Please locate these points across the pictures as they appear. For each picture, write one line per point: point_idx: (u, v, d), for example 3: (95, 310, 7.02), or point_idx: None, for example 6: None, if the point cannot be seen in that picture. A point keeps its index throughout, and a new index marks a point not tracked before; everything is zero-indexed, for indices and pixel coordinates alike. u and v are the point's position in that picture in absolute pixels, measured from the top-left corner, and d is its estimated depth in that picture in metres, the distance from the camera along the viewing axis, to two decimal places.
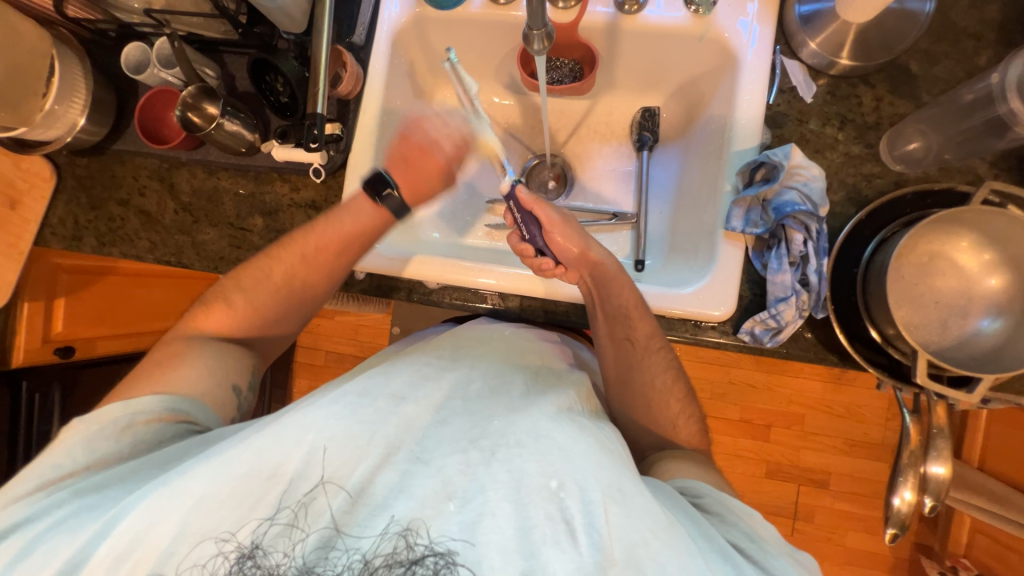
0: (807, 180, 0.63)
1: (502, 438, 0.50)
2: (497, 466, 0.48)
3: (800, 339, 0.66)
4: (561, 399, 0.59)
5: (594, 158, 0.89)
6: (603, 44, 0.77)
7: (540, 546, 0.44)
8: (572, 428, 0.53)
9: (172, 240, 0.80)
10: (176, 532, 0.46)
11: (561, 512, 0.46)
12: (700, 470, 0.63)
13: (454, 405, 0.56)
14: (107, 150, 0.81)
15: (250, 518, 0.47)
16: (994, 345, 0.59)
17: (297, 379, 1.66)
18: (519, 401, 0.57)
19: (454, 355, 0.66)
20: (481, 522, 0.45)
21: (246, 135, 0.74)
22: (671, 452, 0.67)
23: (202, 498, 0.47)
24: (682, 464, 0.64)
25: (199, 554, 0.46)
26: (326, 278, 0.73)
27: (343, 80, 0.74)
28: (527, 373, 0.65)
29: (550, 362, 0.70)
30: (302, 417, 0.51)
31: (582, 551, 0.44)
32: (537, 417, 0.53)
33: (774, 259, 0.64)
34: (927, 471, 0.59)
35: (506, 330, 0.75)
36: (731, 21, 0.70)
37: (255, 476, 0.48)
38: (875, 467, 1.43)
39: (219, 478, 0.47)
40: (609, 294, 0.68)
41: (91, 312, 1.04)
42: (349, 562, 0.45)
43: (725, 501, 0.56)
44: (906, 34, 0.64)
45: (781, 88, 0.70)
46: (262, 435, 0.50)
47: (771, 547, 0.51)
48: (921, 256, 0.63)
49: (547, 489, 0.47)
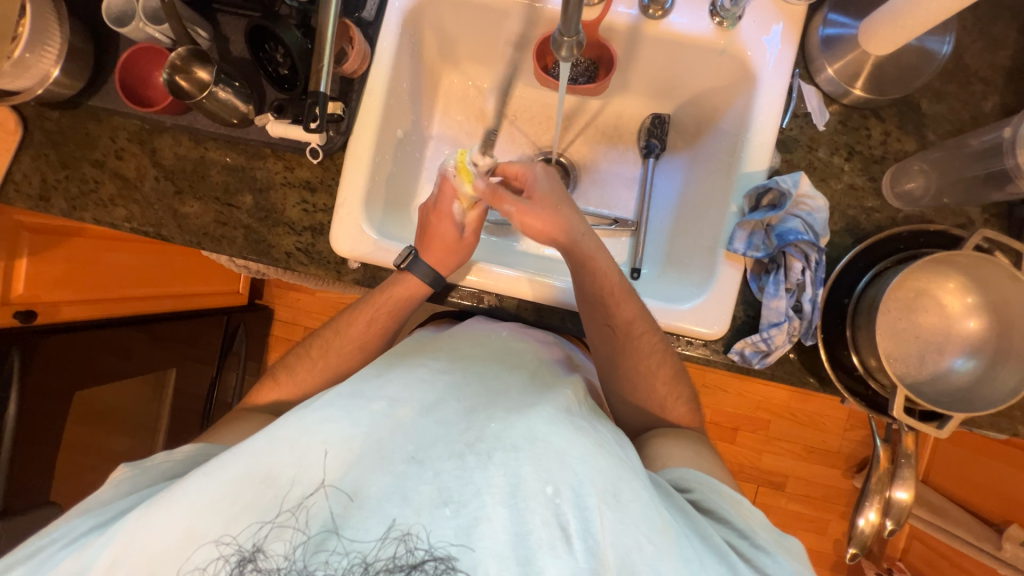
0: (811, 210, 0.64)
1: (499, 441, 0.50)
2: (493, 469, 0.48)
3: (786, 362, 0.68)
4: (562, 399, 0.58)
5: (598, 160, 0.88)
6: (622, 47, 0.75)
7: (535, 551, 0.44)
8: (571, 430, 0.52)
9: (151, 212, 0.75)
10: (175, 538, 0.45)
11: (556, 518, 0.46)
12: (692, 454, 0.64)
13: (449, 405, 0.55)
14: (82, 106, 0.74)
15: (251, 519, 0.46)
16: (966, 383, 0.62)
17: (272, 352, 1.68)
18: (517, 403, 0.56)
19: (450, 356, 0.64)
20: (478, 526, 0.45)
21: (239, 105, 0.69)
22: (663, 436, 0.68)
23: (199, 503, 0.46)
24: (675, 448, 0.65)
25: (200, 557, 0.45)
26: (375, 321, 0.75)
27: (349, 57, 0.70)
28: (525, 372, 0.64)
29: (549, 365, 0.68)
30: (296, 421, 0.51)
31: (577, 556, 0.44)
32: (535, 419, 0.52)
33: (771, 284, 0.65)
34: (891, 496, 0.62)
35: (503, 330, 0.72)
36: (754, 38, 0.69)
37: (247, 479, 0.48)
38: (829, 472, 1.52)
39: (216, 484, 0.47)
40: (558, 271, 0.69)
41: (60, 275, 0.98)
42: (349, 564, 0.44)
43: (718, 493, 0.57)
44: (921, 72, 0.65)
45: (795, 112, 0.70)
46: (262, 439, 0.50)
47: (764, 543, 0.53)
48: (908, 292, 0.65)
49: (543, 494, 0.46)
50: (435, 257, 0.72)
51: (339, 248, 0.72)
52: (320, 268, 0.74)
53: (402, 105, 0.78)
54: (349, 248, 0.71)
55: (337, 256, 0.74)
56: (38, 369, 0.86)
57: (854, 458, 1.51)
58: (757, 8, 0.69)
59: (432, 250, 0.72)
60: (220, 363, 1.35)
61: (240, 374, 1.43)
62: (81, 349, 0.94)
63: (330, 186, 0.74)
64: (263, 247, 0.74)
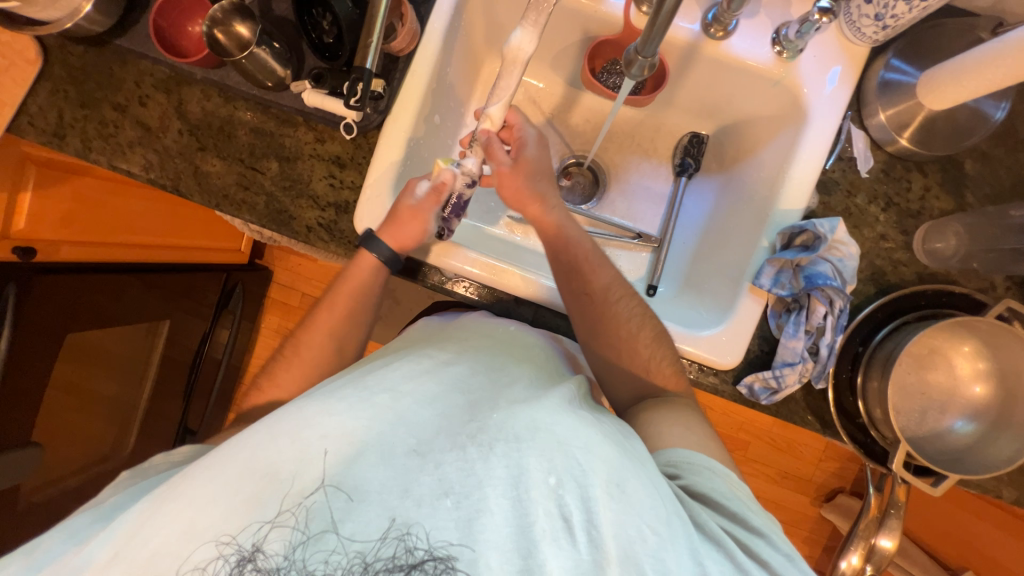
0: (842, 257, 0.64)
1: (501, 433, 0.49)
2: (494, 460, 0.47)
3: (793, 402, 0.69)
4: (565, 390, 0.58)
5: (630, 171, 0.87)
6: (676, 62, 0.73)
7: (538, 544, 0.44)
8: (573, 419, 0.52)
9: (170, 164, 0.73)
10: (176, 536, 0.45)
11: (559, 509, 0.46)
12: (687, 430, 0.61)
13: (454, 400, 0.54)
14: (110, 44, 0.71)
15: (251, 519, 0.45)
16: (964, 444, 0.63)
17: (266, 314, 1.66)
18: (522, 394, 0.55)
19: (458, 348, 0.63)
20: (479, 519, 0.45)
21: (277, 68, 0.66)
22: (653, 412, 0.64)
23: (201, 498, 0.46)
24: (666, 426, 0.61)
25: (200, 556, 0.44)
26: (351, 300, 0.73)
27: (399, 35, 0.67)
28: (532, 366, 0.62)
29: (556, 363, 0.66)
30: (299, 412, 0.50)
31: (579, 548, 0.45)
32: (538, 409, 0.52)
33: (791, 324, 0.66)
34: (876, 543, 0.64)
35: (511, 324, 0.70)
36: (811, 74, 0.68)
37: (248, 476, 0.47)
38: (798, 498, 1.56)
39: (217, 481, 0.47)
40: (594, 275, 0.69)
41: (60, 212, 0.94)
42: (348, 564, 0.43)
43: (711, 474, 0.55)
44: (972, 133, 0.65)
45: (840, 155, 0.69)
46: (264, 433, 0.50)
47: (762, 532, 0.51)
48: (922, 349, 0.66)
49: (546, 486, 0.46)
50: (397, 242, 0.68)
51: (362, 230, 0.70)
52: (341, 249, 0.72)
53: (443, 90, 0.76)
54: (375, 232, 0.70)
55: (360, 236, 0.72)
56: (40, 311, 0.83)
57: (824, 488, 1.55)
58: (820, 43, 0.68)
59: (395, 237, 0.68)
60: (213, 320, 1.33)
61: (233, 333, 1.42)
62: (77, 291, 0.89)
63: (360, 164, 0.72)
64: (283, 217, 0.72)
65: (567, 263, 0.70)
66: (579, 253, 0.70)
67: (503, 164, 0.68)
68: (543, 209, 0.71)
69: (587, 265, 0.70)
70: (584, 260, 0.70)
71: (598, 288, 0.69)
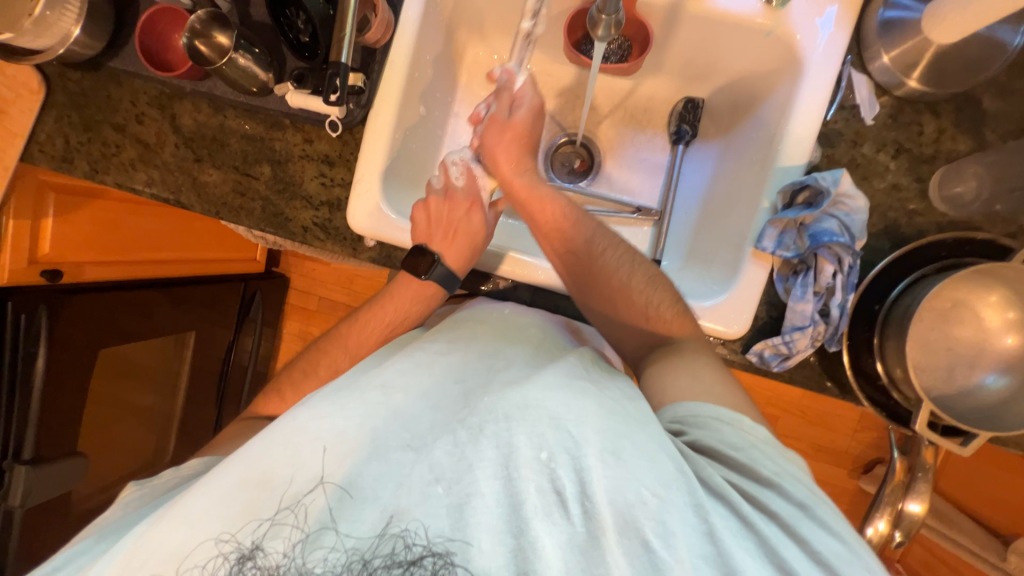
0: (849, 211, 0.61)
1: (491, 414, 0.50)
2: (484, 442, 0.48)
3: (807, 367, 0.66)
4: (566, 363, 0.57)
5: (625, 144, 0.84)
6: (660, 24, 0.70)
7: (529, 521, 0.44)
8: (568, 392, 0.51)
9: (170, 177, 0.75)
10: (173, 546, 0.46)
11: (551, 483, 0.46)
12: (695, 379, 0.58)
13: (448, 391, 0.54)
14: (103, 67, 0.74)
15: (250, 518, 0.46)
16: (997, 400, 0.59)
17: (288, 320, 1.72)
18: (522, 372, 0.55)
19: (449, 339, 0.63)
20: (469, 503, 0.44)
21: (258, 73, 0.67)
22: (659, 364, 0.62)
23: (195, 514, 0.47)
24: (671, 378, 0.59)
25: (201, 555, 0.46)
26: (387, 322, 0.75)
27: (372, 25, 0.67)
28: (529, 344, 0.62)
29: (554, 336, 0.65)
30: (292, 422, 0.52)
31: (574, 522, 0.44)
32: (529, 387, 0.52)
33: (798, 286, 0.63)
34: (904, 508, 0.61)
35: (505, 309, 0.70)
36: (805, 20, 0.64)
37: (243, 486, 0.48)
38: (834, 471, 1.51)
39: (213, 492, 0.48)
40: (580, 231, 0.69)
41: (82, 236, 0.99)
42: (348, 560, 0.43)
43: (718, 425, 0.53)
44: (989, 64, 0.60)
45: (843, 104, 0.65)
46: (259, 445, 0.51)
47: (771, 477, 0.49)
48: (945, 302, 0.62)
49: (537, 460, 0.46)
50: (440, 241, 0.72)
51: (355, 226, 0.70)
52: (337, 246, 0.73)
53: (426, 78, 0.75)
54: (366, 225, 0.70)
55: (354, 232, 0.73)
56: (73, 327, 0.88)
57: (861, 459, 1.49)
58: None
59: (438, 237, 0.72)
60: (236, 327, 1.37)
61: (256, 339, 1.46)
62: (102, 307, 0.93)
63: (349, 161, 0.73)
64: (280, 220, 0.74)
65: (553, 221, 0.70)
66: (555, 212, 0.70)
67: (498, 112, 0.72)
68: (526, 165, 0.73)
69: (573, 232, 0.69)
70: (567, 223, 0.69)
71: (580, 244, 0.68)
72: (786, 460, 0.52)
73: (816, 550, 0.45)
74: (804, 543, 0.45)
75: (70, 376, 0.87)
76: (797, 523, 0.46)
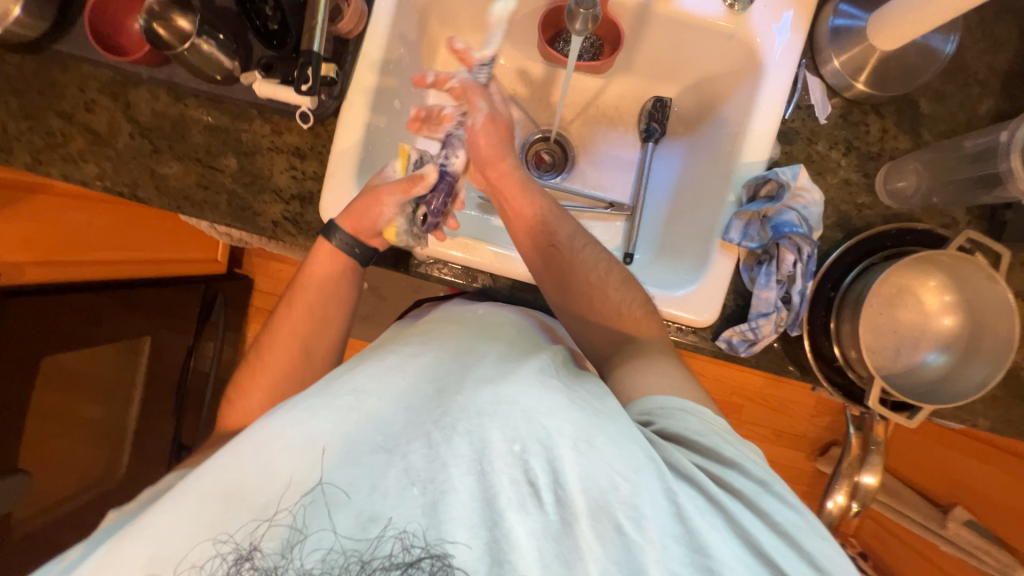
0: (807, 203, 0.65)
1: (463, 411, 0.49)
2: (458, 440, 0.47)
3: (771, 351, 0.70)
4: (538, 361, 0.58)
5: (597, 141, 0.86)
6: (630, 24, 0.73)
7: (504, 511, 0.44)
8: (546, 385, 0.52)
9: (125, 170, 0.71)
10: (144, 563, 0.44)
11: (525, 475, 0.46)
12: (662, 375, 0.60)
13: (419, 391, 0.53)
14: (46, 51, 0.69)
15: (228, 527, 0.45)
16: (937, 376, 0.65)
17: (251, 323, 1.65)
18: (495, 368, 0.56)
19: (422, 340, 0.62)
20: (444, 501, 0.44)
21: (224, 61, 0.64)
22: (624, 366, 0.63)
23: (166, 530, 0.45)
24: (641, 376, 0.61)
25: (178, 569, 0.44)
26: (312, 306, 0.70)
27: (345, 15, 0.67)
28: (502, 342, 0.63)
29: (530, 334, 0.66)
30: (263, 429, 0.50)
31: (546, 511, 0.45)
32: (501, 382, 0.52)
33: (762, 275, 0.66)
34: (859, 480, 0.65)
35: (479, 309, 0.70)
36: (764, 25, 0.68)
37: (214, 497, 0.46)
38: (793, 454, 1.60)
39: (181, 504, 0.47)
40: (559, 227, 0.69)
41: (21, 235, 0.90)
42: (346, 562, 0.42)
43: (684, 415, 0.54)
44: (925, 69, 0.65)
45: (799, 104, 0.70)
46: (229, 454, 0.49)
47: (731, 459, 0.51)
48: (891, 288, 0.67)
49: (510, 454, 0.46)
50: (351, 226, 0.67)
51: (329, 221, 0.69)
52: (309, 240, 0.71)
53: (400, 71, 0.75)
54: (340, 220, 0.69)
55: (327, 227, 0.71)
56: (13, 330, 0.81)
57: (817, 442, 1.59)
58: None
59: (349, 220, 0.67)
60: (195, 331, 1.30)
61: (217, 343, 1.39)
62: (44, 309, 0.86)
63: (321, 153, 0.71)
64: (247, 214, 0.71)
65: (535, 218, 0.69)
66: (540, 209, 0.69)
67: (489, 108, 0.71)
68: (509, 164, 0.71)
69: (550, 228, 0.68)
70: (546, 216, 0.69)
71: (563, 239, 0.68)
72: (746, 447, 0.54)
73: (776, 521, 0.47)
74: (765, 515, 0.48)
75: (10, 385, 0.80)
76: (761, 500, 0.48)
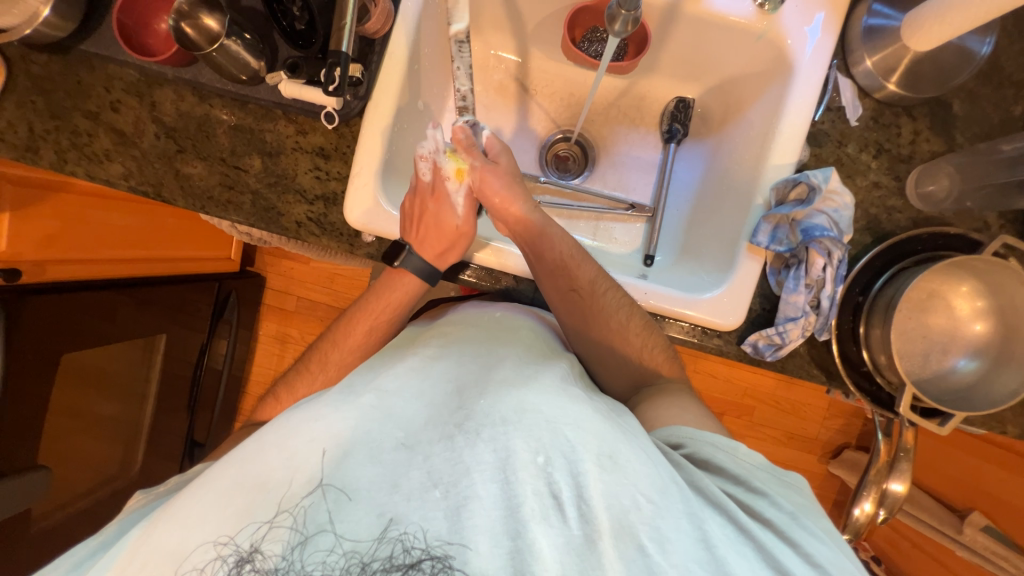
0: (837, 207, 0.64)
1: (487, 418, 0.49)
2: (481, 446, 0.47)
3: (798, 356, 0.69)
4: (556, 368, 0.58)
5: (618, 142, 0.86)
6: (657, 24, 0.72)
7: (528, 523, 0.44)
8: (572, 394, 0.53)
9: (150, 169, 0.71)
10: (166, 551, 0.44)
11: (549, 487, 0.45)
12: (683, 410, 0.62)
13: (440, 390, 0.54)
14: (73, 51, 0.69)
15: (249, 519, 0.44)
16: (968, 383, 0.64)
17: (263, 320, 1.65)
18: (521, 371, 0.56)
19: (442, 343, 0.62)
20: (467, 507, 0.44)
21: (250, 61, 0.64)
22: (650, 399, 0.66)
23: (189, 517, 0.45)
24: (663, 409, 0.63)
25: (199, 557, 0.44)
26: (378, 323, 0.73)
27: (372, 16, 0.66)
28: (520, 345, 0.62)
29: (546, 338, 0.67)
30: (288, 427, 0.50)
31: (569, 525, 0.44)
32: (526, 391, 0.52)
33: (791, 279, 0.66)
34: (887, 487, 0.65)
35: (497, 312, 0.69)
36: (795, 26, 0.67)
37: (241, 488, 0.46)
38: (805, 457, 1.59)
39: (207, 496, 0.47)
40: (580, 271, 0.68)
41: (46, 234, 0.90)
42: (346, 564, 0.42)
43: (713, 447, 0.56)
44: (961, 70, 0.64)
45: (829, 106, 0.69)
46: (254, 448, 0.49)
47: (763, 486, 0.52)
48: (922, 293, 0.66)
49: (534, 464, 0.46)
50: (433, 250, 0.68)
51: (352, 221, 0.68)
52: (332, 241, 0.71)
53: (424, 71, 0.75)
54: (364, 220, 0.68)
55: (351, 228, 0.71)
56: (37, 328, 0.81)
57: (830, 445, 1.58)
58: None
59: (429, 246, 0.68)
60: (210, 330, 1.30)
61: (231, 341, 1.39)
62: (66, 307, 0.86)
63: (345, 154, 0.71)
64: (271, 215, 0.71)
65: (555, 262, 0.67)
66: (562, 250, 0.67)
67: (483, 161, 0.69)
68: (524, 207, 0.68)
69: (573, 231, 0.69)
70: (566, 258, 0.67)
71: (585, 283, 0.68)
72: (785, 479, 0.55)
73: (810, 553, 0.46)
74: (797, 546, 0.47)
75: (33, 383, 0.81)
76: (795, 531, 0.48)
